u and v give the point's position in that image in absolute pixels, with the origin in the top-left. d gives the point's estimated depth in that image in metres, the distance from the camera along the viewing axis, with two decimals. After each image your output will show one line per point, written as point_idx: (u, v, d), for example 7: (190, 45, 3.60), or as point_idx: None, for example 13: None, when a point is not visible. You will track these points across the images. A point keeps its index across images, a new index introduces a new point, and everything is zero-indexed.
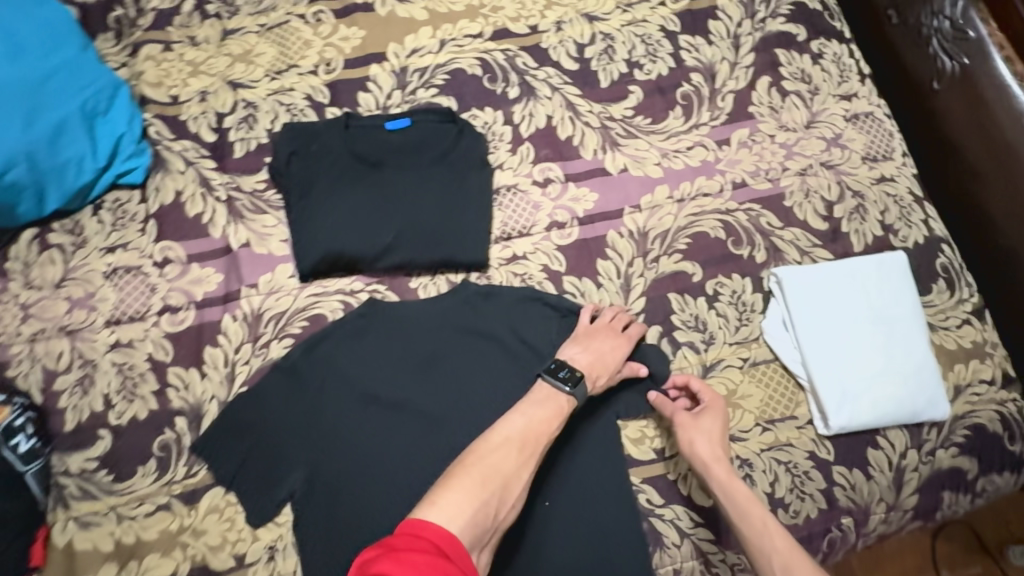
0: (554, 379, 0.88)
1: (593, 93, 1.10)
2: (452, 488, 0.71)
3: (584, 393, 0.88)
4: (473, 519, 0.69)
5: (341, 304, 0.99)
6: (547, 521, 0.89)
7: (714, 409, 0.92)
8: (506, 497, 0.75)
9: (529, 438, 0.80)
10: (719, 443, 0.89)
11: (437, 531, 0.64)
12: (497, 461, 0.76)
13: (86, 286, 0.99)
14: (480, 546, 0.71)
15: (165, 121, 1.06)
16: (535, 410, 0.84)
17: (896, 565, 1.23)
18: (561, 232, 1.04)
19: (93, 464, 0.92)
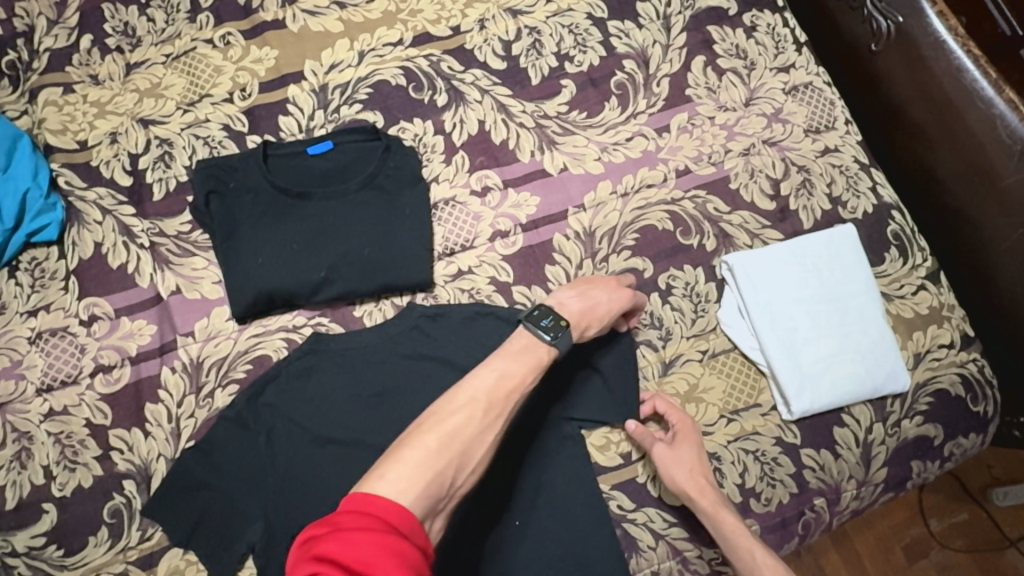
0: (536, 328, 0.77)
1: (524, 92, 1.05)
2: (403, 460, 0.60)
3: (568, 343, 0.78)
4: (427, 491, 0.59)
5: (284, 342, 0.96)
6: (520, 539, 0.87)
7: (686, 438, 0.89)
8: (466, 464, 0.64)
9: (496, 396, 0.69)
10: (698, 473, 0.87)
11: (388, 505, 0.55)
12: (457, 426, 0.64)
13: (11, 354, 0.93)
14: (434, 513, 0.61)
15: (75, 169, 1.00)
16: (507, 365, 0.72)
17: (884, 519, 1.24)
18: (505, 241, 1.00)
19: (40, 540, 0.88)
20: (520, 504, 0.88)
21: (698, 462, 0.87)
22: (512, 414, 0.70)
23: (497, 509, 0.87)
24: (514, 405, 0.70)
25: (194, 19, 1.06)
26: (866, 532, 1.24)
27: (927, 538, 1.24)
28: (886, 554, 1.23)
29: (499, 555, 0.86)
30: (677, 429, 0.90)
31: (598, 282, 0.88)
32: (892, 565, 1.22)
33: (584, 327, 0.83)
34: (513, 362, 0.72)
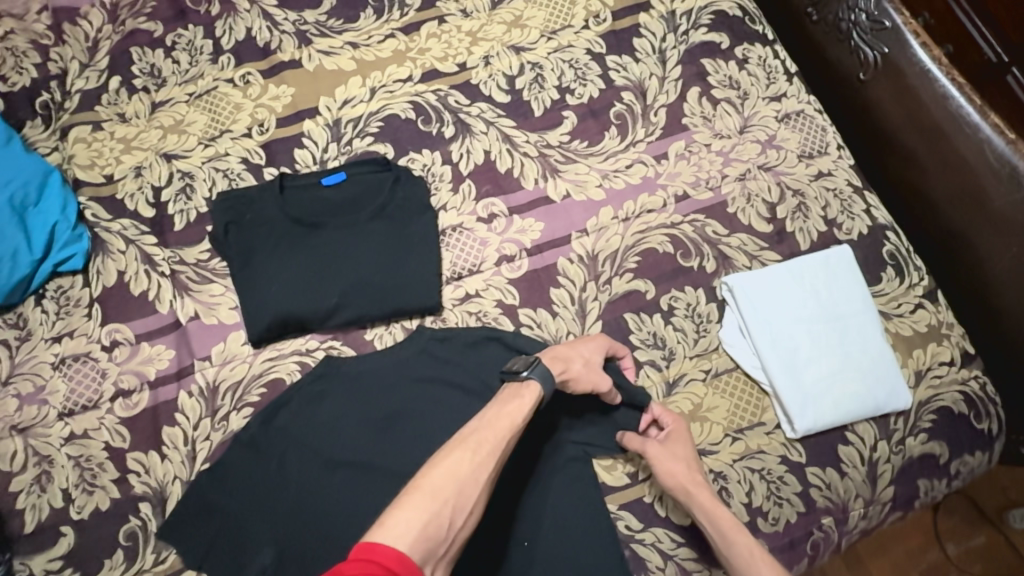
0: (512, 373, 0.85)
1: (528, 123, 1.10)
2: (401, 506, 0.64)
3: (545, 373, 0.84)
4: (425, 531, 0.63)
5: (297, 365, 0.98)
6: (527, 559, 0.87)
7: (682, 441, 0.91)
8: (463, 504, 0.68)
9: (486, 438, 0.75)
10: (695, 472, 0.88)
11: (390, 552, 0.58)
12: (450, 469, 0.69)
13: (35, 380, 0.97)
14: (436, 558, 0.63)
15: (101, 201, 1.05)
16: (490, 412, 0.78)
17: (898, 544, 1.24)
18: (511, 265, 1.04)
19: (57, 563, 0.89)
20: (527, 525, 0.89)
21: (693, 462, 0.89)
22: (504, 455, 0.75)
23: (506, 531, 0.88)
24: (507, 443, 0.76)
25: (216, 60, 1.13)
26: (881, 558, 1.23)
27: (945, 563, 1.22)
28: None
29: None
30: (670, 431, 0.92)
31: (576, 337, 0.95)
32: None
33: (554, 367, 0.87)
34: (500, 406, 0.79)
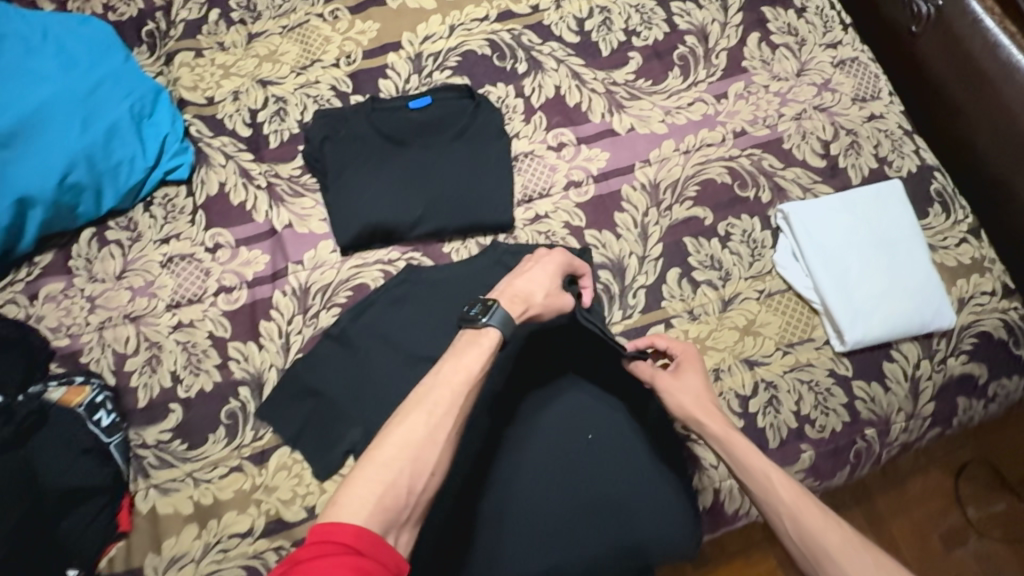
0: (470, 320, 0.83)
1: (595, 62, 1.18)
2: (356, 480, 0.67)
3: (503, 315, 0.83)
4: (382, 502, 0.66)
5: (380, 273, 1.07)
6: (581, 447, 0.95)
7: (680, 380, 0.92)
8: (422, 468, 0.70)
9: (442, 395, 0.75)
10: (710, 403, 0.89)
11: (348, 530, 0.62)
12: (406, 433, 0.71)
13: (146, 275, 1.07)
14: (399, 525, 0.66)
15: (204, 120, 1.14)
16: (445, 367, 0.77)
17: (921, 506, 1.29)
18: (578, 190, 1.12)
19: (167, 435, 0.99)
20: (587, 415, 0.97)
21: (706, 393, 0.91)
22: (465, 411, 0.76)
23: (565, 417, 0.97)
24: (465, 397, 0.75)
25: None
26: (902, 519, 1.29)
27: (965, 527, 1.29)
28: (921, 540, 1.28)
29: (563, 459, 0.95)
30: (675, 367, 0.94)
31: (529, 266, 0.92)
32: (929, 550, 1.27)
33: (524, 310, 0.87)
34: (456, 356, 0.78)
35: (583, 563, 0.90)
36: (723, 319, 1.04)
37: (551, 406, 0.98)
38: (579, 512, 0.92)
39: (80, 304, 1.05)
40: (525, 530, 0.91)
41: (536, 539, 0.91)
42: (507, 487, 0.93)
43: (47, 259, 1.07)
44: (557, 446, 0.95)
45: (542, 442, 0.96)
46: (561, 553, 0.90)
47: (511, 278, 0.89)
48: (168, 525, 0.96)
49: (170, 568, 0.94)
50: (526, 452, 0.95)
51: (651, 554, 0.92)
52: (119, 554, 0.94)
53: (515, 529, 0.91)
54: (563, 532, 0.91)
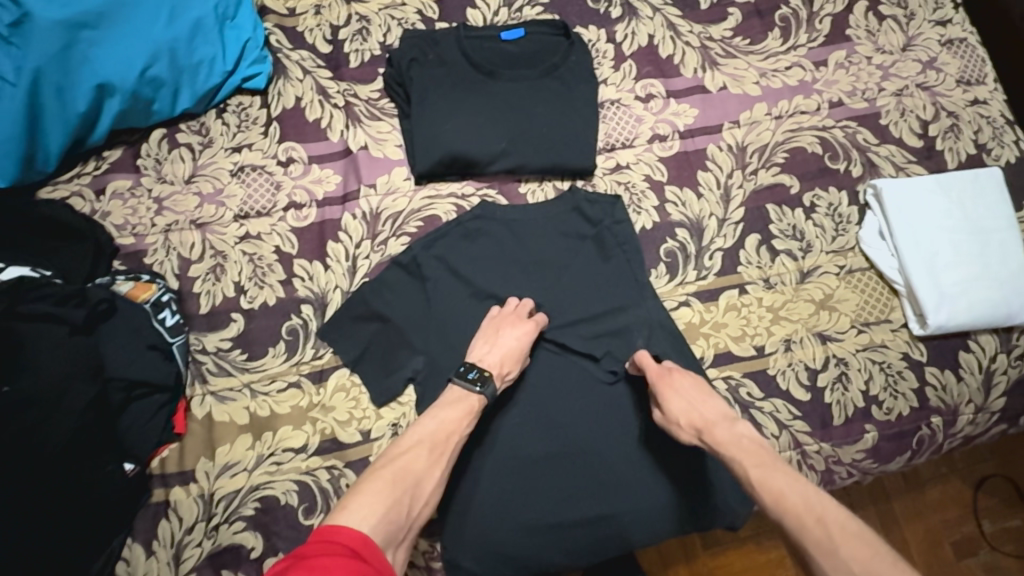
0: (464, 381, 0.88)
1: (693, 14, 1.13)
2: (361, 493, 0.73)
3: (494, 392, 0.89)
4: (386, 517, 0.71)
5: (453, 207, 1.05)
6: (607, 404, 0.96)
7: (673, 390, 0.87)
8: (419, 495, 0.76)
9: (439, 435, 0.83)
10: (707, 404, 0.87)
11: (353, 535, 0.65)
12: (407, 463, 0.78)
13: (215, 182, 1.05)
14: (396, 542, 0.71)
15: (284, 31, 1.11)
16: (443, 410, 0.85)
17: (937, 513, 1.26)
18: (663, 144, 1.08)
19: (227, 343, 0.98)
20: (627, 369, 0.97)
21: (705, 393, 0.88)
22: (455, 455, 0.84)
23: (594, 376, 0.97)
24: (457, 443, 0.83)
25: None
26: (916, 524, 1.25)
27: (978, 538, 1.25)
28: (931, 546, 1.24)
29: (613, 417, 0.96)
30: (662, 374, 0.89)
31: (506, 324, 0.93)
32: (939, 558, 1.24)
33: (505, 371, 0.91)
34: (445, 403, 0.86)
35: (604, 518, 0.91)
36: (800, 290, 1.02)
37: (578, 362, 0.98)
38: (599, 466, 0.93)
39: (147, 205, 1.03)
40: (547, 477, 0.93)
41: (556, 488, 0.92)
42: (530, 434, 0.95)
43: (116, 156, 1.05)
44: (581, 401, 0.96)
45: (565, 396, 0.97)
46: (579, 504, 0.92)
47: (484, 342, 0.91)
48: (222, 432, 0.95)
49: (222, 475, 0.94)
50: (553, 405, 0.96)
51: (670, 515, 0.92)
52: (171, 456, 0.94)
53: (535, 477, 0.93)
54: (583, 484, 0.92)
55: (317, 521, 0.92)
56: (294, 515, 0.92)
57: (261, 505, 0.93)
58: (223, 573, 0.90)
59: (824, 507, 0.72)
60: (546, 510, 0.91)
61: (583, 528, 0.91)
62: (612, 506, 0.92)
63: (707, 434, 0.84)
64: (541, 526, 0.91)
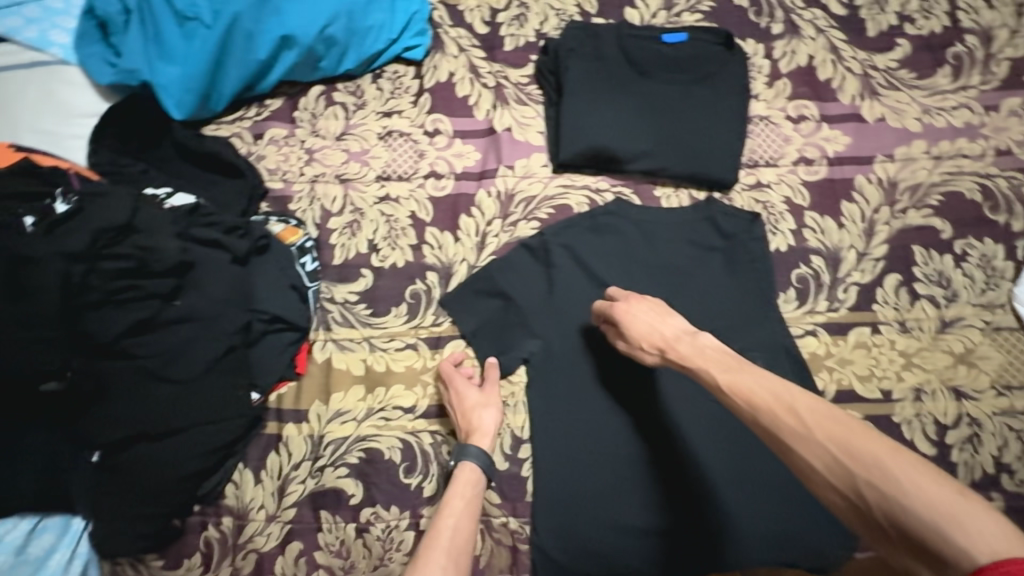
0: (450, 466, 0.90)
1: (859, 40, 1.09)
2: None
3: (475, 449, 0.89)
4: None
5: (586, 199, 1.05)
6: (710, 419, 0.94)
7: (630, 317, 0.86)
8: None
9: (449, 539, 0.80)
10: (666, 323, 0.84)
11: None
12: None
13: (362, 143, 1.09)
14: None
15: (447, 8, 1.14)
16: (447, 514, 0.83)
17: None
18: (809, 168, 1.05)
19: (354, 296, 1.02)
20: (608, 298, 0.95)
21: (665, 314, 0.86)
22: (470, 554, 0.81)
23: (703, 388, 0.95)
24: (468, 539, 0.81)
25: None
26: None
27: None
28: None
29: (715, 432, 0.93)
30: (617, 306, 0.87)
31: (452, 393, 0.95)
32: None
33: (478, 425, 0.92)
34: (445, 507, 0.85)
35: (698, 533, 0.89)
36: (936, 338, 0.97)
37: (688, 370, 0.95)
38: (696, 478, 0.92)
39: (298, 154, 1.09)
40: (642, 482, 0.92)
41: (648, 494, 0.91)
42: (630, 438, 0.94)
43: (277, 105, 1.10)
44: (684, 412, 0.94)
45: (670, 404, 0.95)
46: (672, 514, 0.90)
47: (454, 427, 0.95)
48: (338, 380, 0.99)
49: (333, 420, 0.97)
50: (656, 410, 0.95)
51: (770, 543, 0.89)
52: (288, 393, 0.98)
53: (631, 478, 0.92)
54: (678, 493, 0.91)
55: (415, 482, 0.95)
56: (395, 471, 0.95)
57: (365, 455, 0.96)
58: (321, 512, 0.94)
59: (792, 396, 0.67)
60: (637, 513, 0.90)
61: (675, 538, 0.89)
62: (708, 520, 0.90)
63: (670, 352, 0.81)
64: (632, 527, 0.90)
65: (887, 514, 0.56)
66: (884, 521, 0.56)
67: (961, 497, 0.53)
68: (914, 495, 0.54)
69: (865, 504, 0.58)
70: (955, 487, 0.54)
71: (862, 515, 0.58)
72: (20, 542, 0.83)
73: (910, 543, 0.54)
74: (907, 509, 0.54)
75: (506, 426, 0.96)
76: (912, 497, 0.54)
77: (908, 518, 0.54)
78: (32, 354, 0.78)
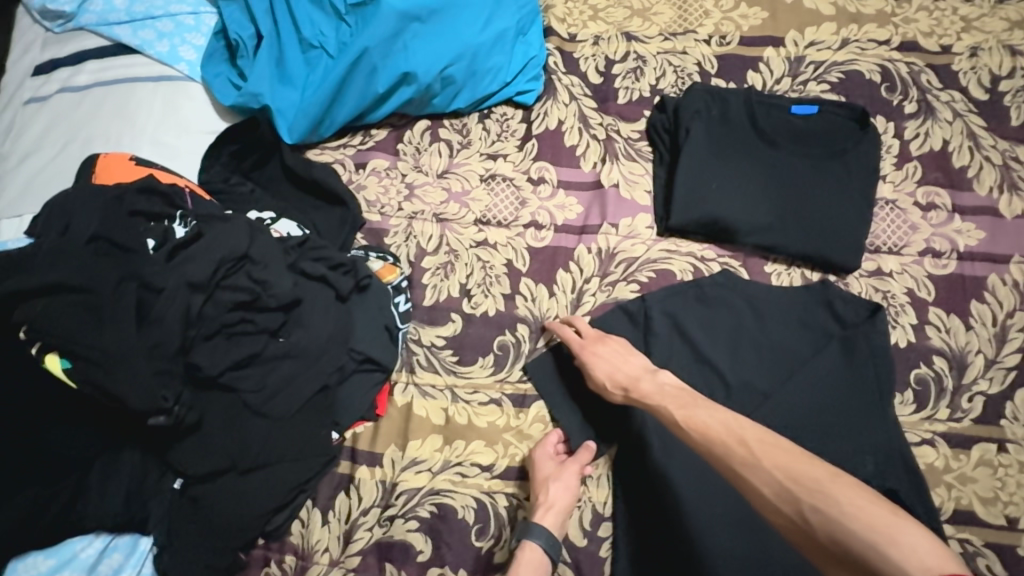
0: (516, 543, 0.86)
1: (1001, 128, 1.02)
2: None
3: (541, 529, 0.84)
4: None
5: (691, 267, 1.00)
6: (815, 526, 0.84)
7: (595, 355, 0.89)
8: None
9: None
10: (628, 362, 0.87)
11: None
12: None
13: (464, 183, 1.06)
14: None
15: (562, 54, 1.13)
16: None
17: None
18: (937, 260, 0.97)
19: (441, 341, 0.99)
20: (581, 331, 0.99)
21: (627, 353, 0.88)
22: None
23: None
24: None
25: None
26: None
27: None
28: None
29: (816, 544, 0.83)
30: (581, 345, 0.91)
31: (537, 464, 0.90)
32: None
33: (552, 502, 0.86)
34: None
35: None
36: None
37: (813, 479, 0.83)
38: None
39: (398, 188, 1.06)
40: None
41: None
42: (721, 530, 0.84)
43: (382, 136, 1.09)
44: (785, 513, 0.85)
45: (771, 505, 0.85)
46: None
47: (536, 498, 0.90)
48: (415, 427, 0.95)
49: (407, 468, 0.94)
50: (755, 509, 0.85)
51: None
52: (364, 434, 0.95)
53: (691, 573, 0.83)
54: None
55: (486, 546, 0.90)
56: (467, 532, 0.90)
57: (437, 510, 0.92)
58: (387, 564, 0.89)
59: (741, 427, 0.69)
60: None
61: None
62: None
63: (633, 391, 0.83)
64: None
65: (828, 534, 0.58)
66: (827, 541, 0.58)
67: (892, 514, 0.57)
68: (851, 514, 0.57)
69: (808, 525, 0.60)
70: (887, 506, 0.58)
71: (805, 537, 0.60)
72: (93, 560, 0.81)
73: (851, 563, 0.57)
74: (849, 530, 0.57)
75: (587, 500, 0.91)
76: (850, 516, 0.57)
77: (845, 536, 0.57)
78: (155, 380, 0.78)
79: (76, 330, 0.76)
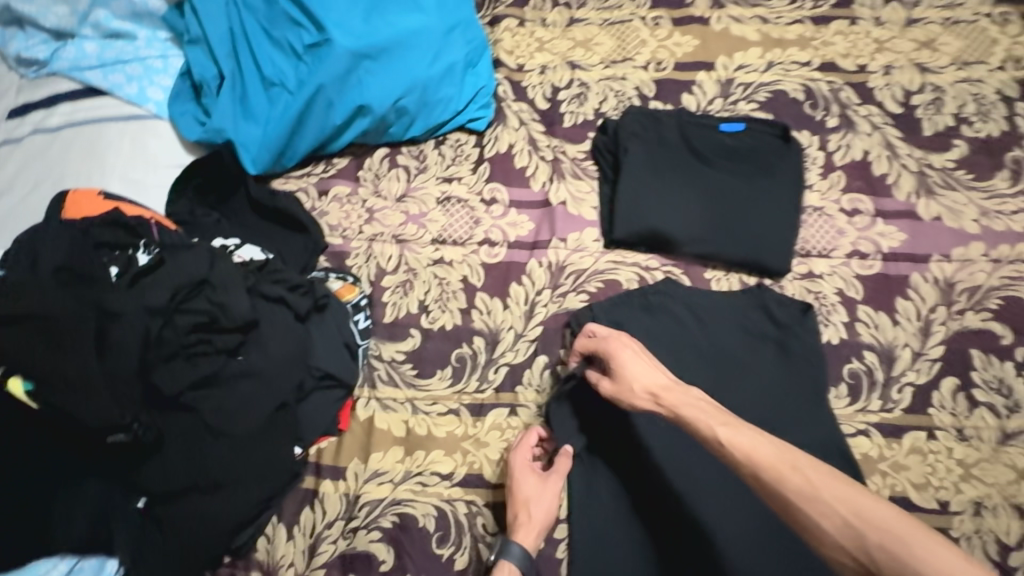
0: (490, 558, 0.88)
1: (915, 138, 1.11)
2: None
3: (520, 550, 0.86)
4: None
5: (636, 276, 1.06)
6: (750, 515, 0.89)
7: (625, 361, 0.85)
8: None
9: None
10: (660, 373, 0.83)
11: None
12: None
13: (421, 206, 1.12)
14: None
15: (511, 84, 1.21)
16: None
17: None
18: (863, 262, 1.04)
19: (401, 355, 1.03)
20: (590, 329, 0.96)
21: (655, 363, 0.85)
22: None
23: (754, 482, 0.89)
24: None
25: None
26: None
27: None
28: None
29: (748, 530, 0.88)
30: (616, 345, 0.86)
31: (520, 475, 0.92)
32: None
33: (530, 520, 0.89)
34: None
35: None
36: (999, 452, 0.93)
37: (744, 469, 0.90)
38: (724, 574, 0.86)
39: (359, 213, 1.12)
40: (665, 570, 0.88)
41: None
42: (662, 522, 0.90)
43: (343, 164, 1.16)
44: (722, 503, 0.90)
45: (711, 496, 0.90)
46: None
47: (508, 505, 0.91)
48: (378, 440, 0.99)
49: (370, 480, 0.97)
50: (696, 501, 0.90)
51: None
52: (328, 449, 0.99)
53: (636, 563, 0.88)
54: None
55: (447, 553, 0.93)
56: (428, 541, 0.93)
57: (399, 520, 0.94)
58: None
59: (798, 456, 0.68)
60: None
61: None
62: None
63: (662, 399, 0.80)
64: None
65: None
66: None
67: (964, 560, 0.57)
68: (922, 558, 0.57)
69: (873, 565, 0.60)
70: (954, 549, 0.58)
71: None
72: None
73: None
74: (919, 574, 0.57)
75: None
76: (922, 560, 0.57)
77: None
78: (115, 403, 0.82)
79: (38, 356, 0.81)
